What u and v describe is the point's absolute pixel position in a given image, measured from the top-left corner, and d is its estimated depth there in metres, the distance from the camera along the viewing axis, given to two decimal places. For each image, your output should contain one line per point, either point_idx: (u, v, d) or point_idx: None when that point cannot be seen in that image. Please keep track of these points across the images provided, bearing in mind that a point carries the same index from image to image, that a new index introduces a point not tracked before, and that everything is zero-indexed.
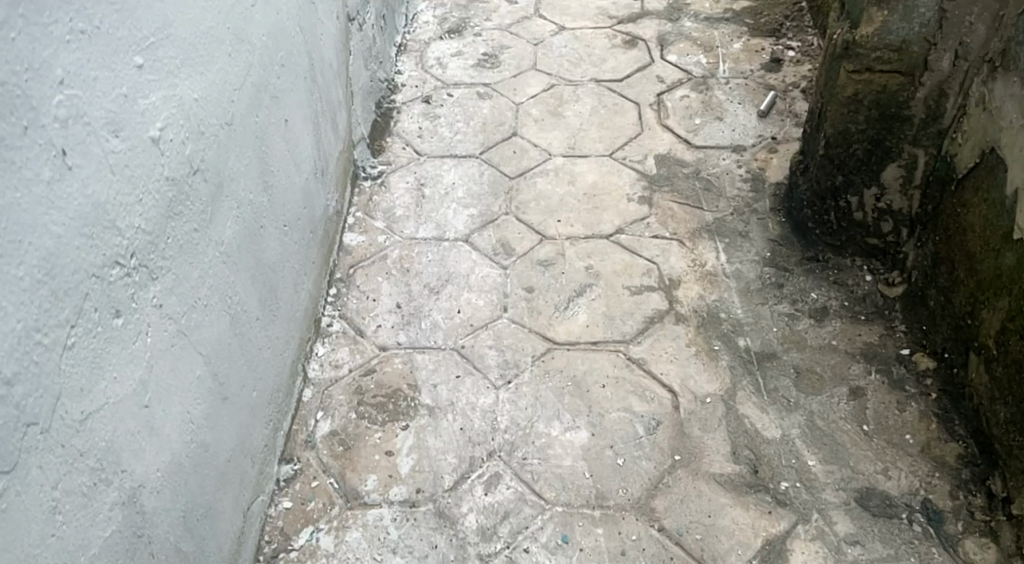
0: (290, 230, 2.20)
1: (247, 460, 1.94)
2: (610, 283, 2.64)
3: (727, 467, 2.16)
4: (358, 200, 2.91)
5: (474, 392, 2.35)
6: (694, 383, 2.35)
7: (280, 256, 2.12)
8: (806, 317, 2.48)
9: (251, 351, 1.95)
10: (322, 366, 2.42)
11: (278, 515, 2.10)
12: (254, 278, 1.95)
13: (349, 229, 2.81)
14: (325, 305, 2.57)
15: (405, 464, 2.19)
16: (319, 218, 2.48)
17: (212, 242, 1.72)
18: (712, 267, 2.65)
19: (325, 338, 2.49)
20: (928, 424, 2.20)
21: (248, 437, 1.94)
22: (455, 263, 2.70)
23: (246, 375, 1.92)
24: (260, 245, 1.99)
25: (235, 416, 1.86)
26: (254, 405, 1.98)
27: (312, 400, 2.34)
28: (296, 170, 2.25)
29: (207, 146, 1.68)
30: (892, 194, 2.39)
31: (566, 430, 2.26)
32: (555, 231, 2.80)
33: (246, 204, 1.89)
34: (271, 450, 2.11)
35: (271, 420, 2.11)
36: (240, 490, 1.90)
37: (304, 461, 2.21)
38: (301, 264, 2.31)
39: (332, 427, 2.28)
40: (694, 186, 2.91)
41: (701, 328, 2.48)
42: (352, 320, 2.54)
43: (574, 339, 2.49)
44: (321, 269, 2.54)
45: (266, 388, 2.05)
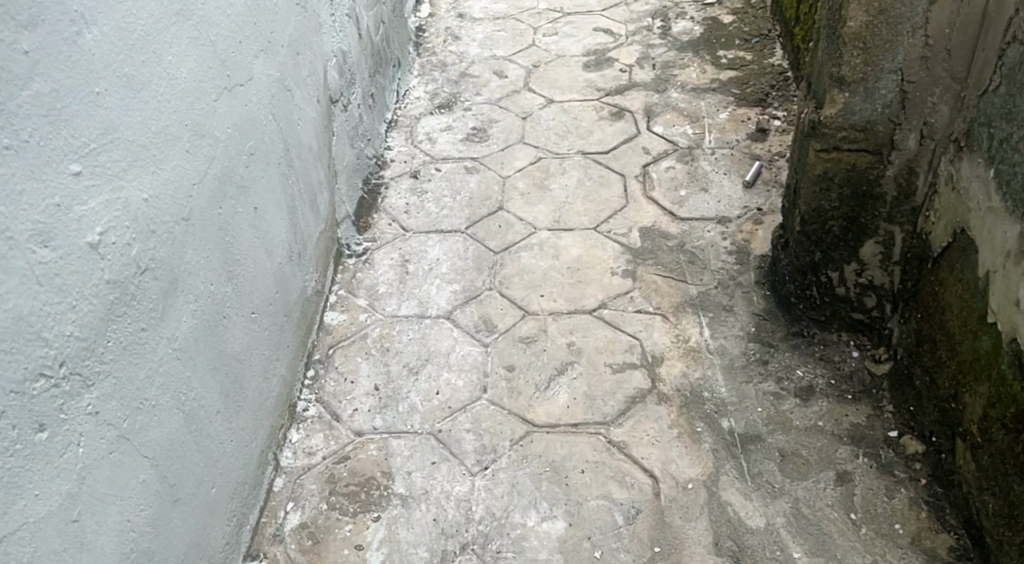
0: (259, 318, 2.16)
1: (203, 562, 1.86)
2: (592, 360, 2.58)
3: (709, 560, 2.07)
4: (342, 278, 2.88)
5: (449, 479, 2.29)
6: (676, 468, 2.27)
7: (247, 346, 2.07)
8: (791, 396, 2.41)
9: (212, 447, 1.89)
10: (295, 454, 2.36)
11: None
12: (215, 372, 1.89)
13: (330, 308, 2.77)
14: (302, 389, 2.51)
15: (375, 559, 2.13)
16: (295, 301, 2.44)
17: (165, 340, 1.67)
18: (695, 342, 2.59)
19: (300, 424, 2.43)
20: (919, 512, 2.12)
21: (204, 539, 1.87)
22: (435, 341, 2.65)
23: (205, 474, 1.85)
24: (223, 337, 1.94)
25: (190, 517, 1.79)
26: (214, 503, 1.91)
27: (283, 490, 2.28)
28: (268, 256, 2.21)
29: (159, 243, 1.65)
30: (872, 269, 2.31)
31: (542, 520, 2.18)
32: (538, 306, 2.75)
33: (207, 299, 1.84)
34: (234, 547, 2.04)
35: (235, 516, 2.04)
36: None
37: (270, 556, 2.14)
38: (273, 350, 2.27)
39: (301, 519, 2.21)
40: (679, 259, 2.86)
41: (684, 409, 2.41)
42: (328, 403, 2.48)
43: (554, 421, 2.42)
44: (297, 351, 2.49)
45: (229, 482, 1.99)
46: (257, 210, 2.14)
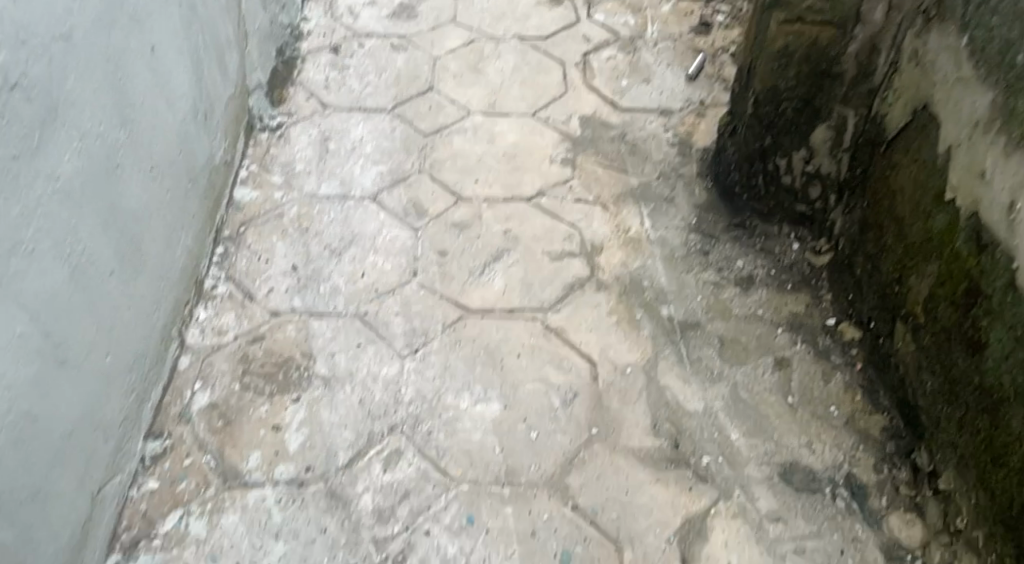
0: (158, 176, 2.02)
1: (98, 435, 1.78)
2: (529, 248, 2.48)
3: (647, 441, 2.03)
4: (253, 152, 2.72)
5: (377, 361, 2.18)
6: (614, 352, 2.21)
7: (145, 203, 1.95)
8: (732, 286, 2.37)
9: (106, 311, 1.79)
10: (204, 332, 2.22)
11: (140, 498, 1.92)
12: (108, 228, 1.79)
13: (241, 183, 2.61)
14: (210, 266, 2.36)
15: (293, 440, 2.01)
16: (201, 167, 2.30)
17: (43, 176, 1.57)
18: (636, 232, 2.52)
19: (207, 301, 2.29)
20: (853, 395, 2.12)
21: (97, 408, 1.77)
22: (360, 223, 2.52)
23: (98, 336, 1.76)
24: (117, 191, 1.82)
25: (82, 383, 1.70)
26: (111, 372, 1.82)
27: (189, 369, 2.14)
28: (169, 108, 2.07)
29: (31, 62, 1.52)
30: (821, 157, 2.29)
31: (476, 403, 2.09)
32: (471, 192, 2.64)
33: (93, 140, 1.72)
34: (135, 424, 1.94)
35: (135, 390, 1.93)
36: (87, 470, 1.74)
37: (176, 436, 2.02)
38: (178, 217, 2.14)
39: (210, 400, 2.08)
40: (620, 148, 2.78)
41: (623, 297, 2.35)
42: (240, 282, 2.34)
43: (489, 306, 2.32)
44: (206, 224, 2.35)
45: (127, 352, 1.88)
46: (154, 57, 1.98)
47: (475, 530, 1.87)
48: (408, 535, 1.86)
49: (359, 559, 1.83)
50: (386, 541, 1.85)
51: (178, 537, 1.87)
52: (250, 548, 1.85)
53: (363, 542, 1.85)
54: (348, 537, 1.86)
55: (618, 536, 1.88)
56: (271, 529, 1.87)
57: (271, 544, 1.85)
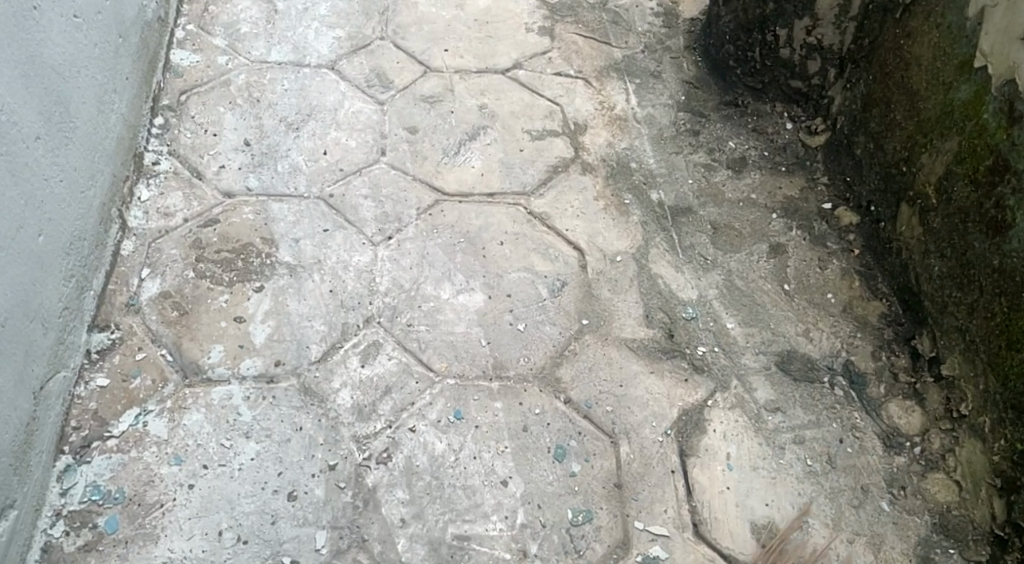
0: (83, 25, 1.76)
1: (37, 326, 1.55)
2: (508, 125, 2.30)
3: (640, 331, 1.90)
4: (191, 10, 2.43)
5: (347, 248, 1.99)
6: (603, 240, 2.07)
7: (70, 58, 1.70)
8: (723, 168, 2.23)
9: (34, 182, 1.55)
10: (148, 214, 1.98)
11: (87, 397, 1.69)
12: (29, 86, 1.54)
13: (178, 45, 2.33)
14: (149, 140, 2.11)
15: (259, 332, 1.83)
16: (131, 20, 2.03)
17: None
18: (621, 110, 2.36)
19: (151, 179, 2.05)
20: (851, 282, 1.98)
21: (35, 296, 1.55)
22: (318, 94, 2.28)
23: (28, 212, 1.53)
24: (36, 41, 1.57)
25: (12, 267, 1.47)
26: (45, 254, 1.59)
27: (134, 256, 1.91)
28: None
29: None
30: (825, 26, 2.12)
31: (458, 292, 1.95)
32: (441, 62, 2.41)
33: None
34: (77, 313, 1.71)
35: (75, 275, 1.71)
36: (26, 364, 1.51)
37: (125, 328, 1.80)
38: (109, 77, 1.88)
39: (161, 288, 1.87)
40: (602, 17, 2.60)
41: (610, 181, 2.20)
42: (185, 157, 2.10)
43: (467, 190, 2.15)
44: (140, 90, 2.08)
45: (62, 232, 1.65)
46: None
47: (464, 426, 1.72)
48: (392, 433, 1.70)
49: (340, 458, 1.66)
50: (368, 439, 1.69)
51: (136, 437, 1.65)
52: (219, 448, 1.65)
53: (344, 441, 1.69)
54: (327, 435, 1.69)
55: (614, 431, 1.74)
56: (239, 429, 1.68)
57: (240, 445, 1.66)
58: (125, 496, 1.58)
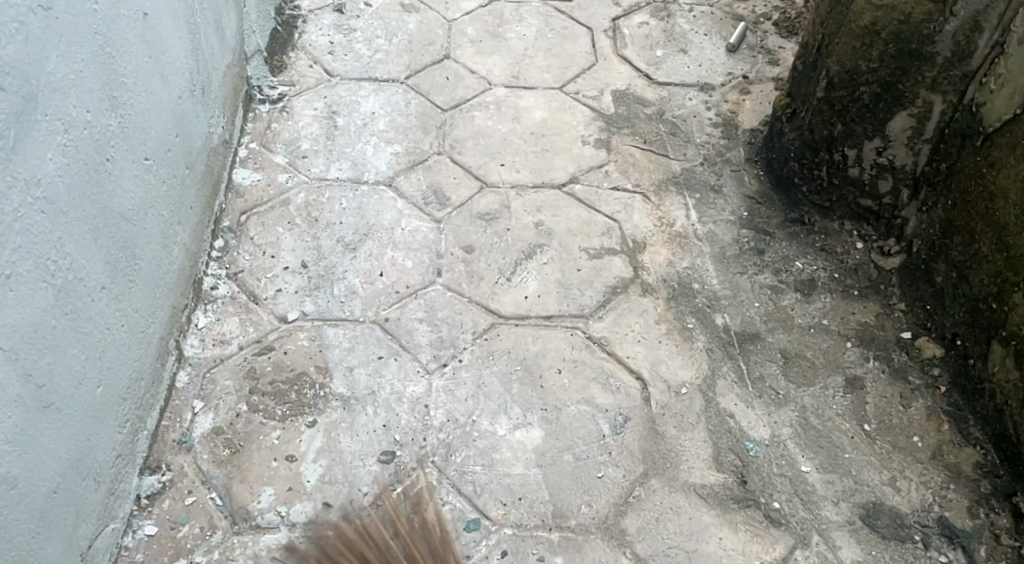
0: (153, 165, 1.79)
1: (88, 482, 1.55)
2: (565, 244, 2.21)
3: (710, 476, 1.80)
4: (254, 127, 2.45)
5: (401, 377, 1.95)
6: (666, 369, 1.97)
7: (138, 201, 1.72)
8: (792, 291, 2.12)
9: (94, 334, 1.55)
10: (204, 342, 1.98)
11: (136, 547, 1.69)
12: (97, 238, 1.55)
13: (240, 164, 2.35)
14: (208, 263, 2.11)
15: (310, 473, 1.80)
16: (198, 149, 2.06)
17: (20, 182, 1.33)
18: (682, 227, 2.27)
19: (208, 304, 2.05)
20: (939, 425, 1.87)
21: (88, 453, 1.55)
22: (375, 213, 2.26)
23: (88, 368, 1.53)
24: (107, 191, 1.59)
25: (68, 429, 1.47)
26: (102, 405, 1.58)
27: (189, 388, 1.91)
28: (163, 88, 1.85)
29: (4, 36, 1.29)
30: (897, 147, 2.04)
31: (514, 429, 1.87)
32: (497, 176, 2.37)
33: (79, 132, 1.49)
34: (129, 460, 1.72)
35: (130, 422, 1.71)
36: (75, 523, 1.52)
37: (175, 469, 1.80)
38: (174, 211, 1.90)
39: (214, 423, 1.86)
40: (658, 129, 2.56)
41: (671, 303, 2.10)
42: (243, 280, 2.10)
43: (523, 312, 2.07)
44: (204, 213, 2.10)
45: (121, 379, 1.66)
46: (146, 21, 1.77)
47: None
48: None
49: None
50: None
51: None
52: None
53: None
54: None
55: None
56: None
57: None
58: None
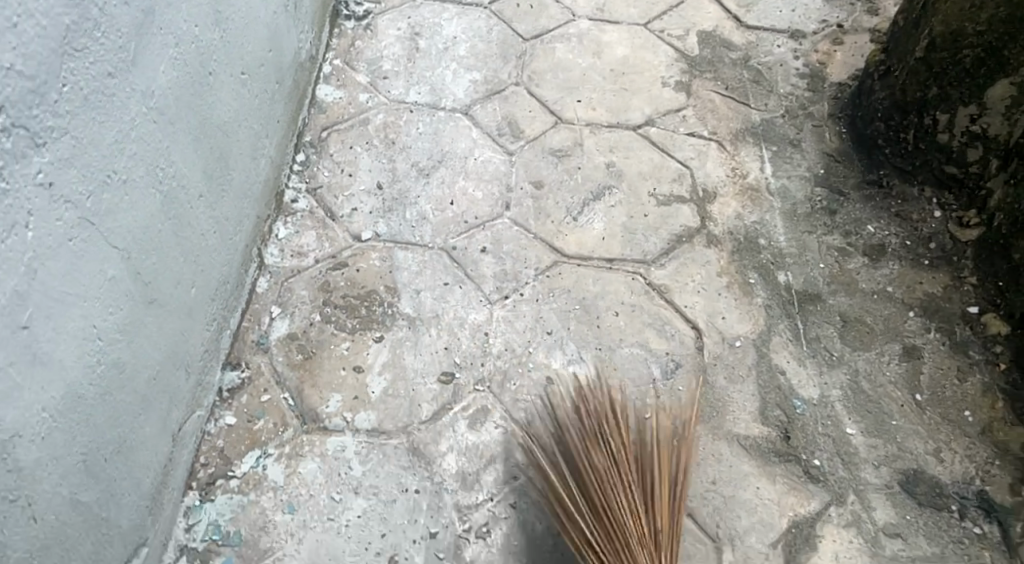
0: (248, 80, 1.89)
1: (180, 373, 1.67)
2: (634, 187, 2.24)
3: (754, 428, 1.84)
4: (339, 44, 2.50)
5: (465, 304, 2.03)
6: (722, 322, 2.00)
7: (234, 113, 1.82)
8: (859, 254, 2.12)
9: (190, 238, 1.66)
10: (283, 253, 2.09)
11: (217, 433, 1.83)
12: (197, 147, 1.66)
13: (324, 81, 2.42)
14: (291, 176, 2.22)
15: (376, 385, 1.90)
16: (288, 64, 2.14)
17: (137, 93, 1.42)
18: (755, 180, 2.27)
19: (289, 217, 2.15)
20: (993, 402, 1.87)
21: (182, 346, 1.67)
22: (449, 140, 2.31)
23: (184, 269, 1.65)
24: (208, 103, 1.69)
25: (166, 323, 1.59)
26: (194, 304, 1.71)
27: (268, 293, 2.03)
28: (260, 4, 1.92)
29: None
30: (992, 115, 1.99)
31: (568, 364, 1.94)
32: (573, 113, 2.38)
33: (188, 47, 1.58)
34: (213, 353, 1.83)
35: (216, 319, 1.84)
36: (169, 409, 1.64)
37: (253, 367, 1.91)
38: (264, 124, 2.00)
39: (290, 329, 1.97)
40: (741, 75, 2.50)
41: (735, 256, 2.12)
42: (321, 197, 2.19)
43: (586, 253, 2.12)
44: (287, 126, 2.19)
45: (210, 281, 1.77)
46: None
47: None
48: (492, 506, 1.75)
49: (441, 526, 1.73)
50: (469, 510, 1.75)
51: (255, 480, 1.77)
52: (331, 502, 1.75)
53: (447, 508, 1.75)
54: (430, 501, 1.76)
55: (717, 534, 1.71)
56: (349, 483, 1.77)
57: (349, 500, 1.75)
58: (241, 540, 1.70)
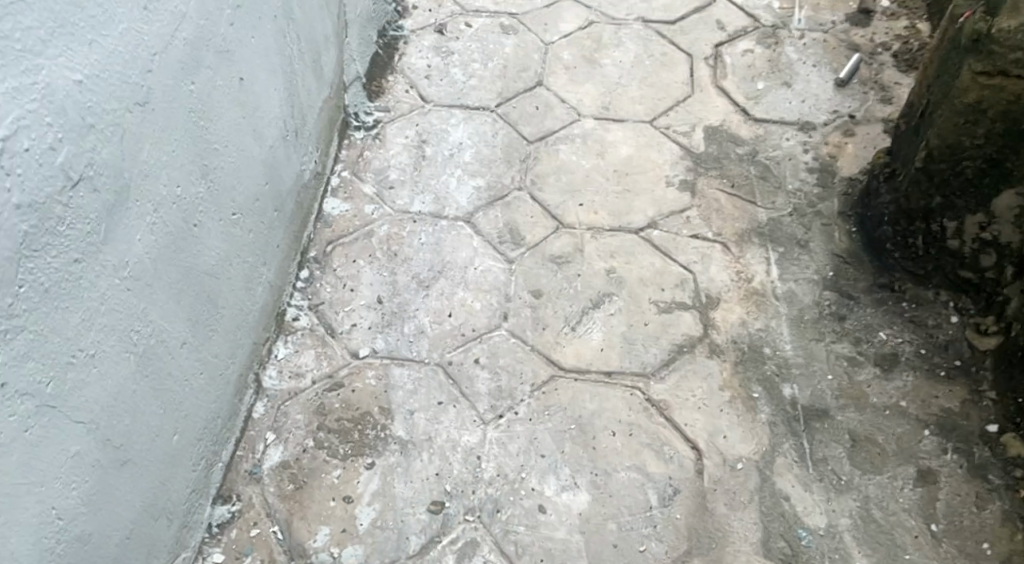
0: (242, 219, 1.94)
1: (160, 522, 1.71)
2: (635, 294, 2.18)
3: (755, 562, 1.76)
4: (347, 154, 2.50)
5: (458, 426, 1.98)
6: (725, 442, 1.92)
7: (224, 256, 1.87)
8: (871, 364, 2.02)
9: (172, 387, 1.72)
10: (282, 374, 2.08)
11: None
12: (179, 299, 1.72)
13: (331, 193, 2.41)
14: (295, 293, 2.21)
15: (365, 515, 1.87)
16: (291, 189, 2.18)
17: (109, 268, 1.49)
18: (760, 283, 2.19)
19: (289, 336, 2.14)
20: (1013, 533, 1.77)
21: (163, 494, 1.72)
22: (451, 250, 2.28)
23: (163, 420, 1.70)
24: (192, 253, 1.75)
25: (142, 478, 1.64)
26: (178, 450, 1.76)
27: (264, 419, 2.02)
28: (256, 142, 1.98)
29: (102, 141, 1.44)
30: (1002, 224, 1.92)
31: (562, 490, 1.88)
32: (575, 218, 2.34)
33: (169, 207, 1.65)
34: (202, 491, 1.85)
35: (206, 456, 1.86)
36: (145, 562, 1.68)
37: (245, 500, 1.91)
38: (262, 255, 2.04)
39: (281, 458, 1.96)
40: (749, 171, 2.45)
41: (739, 368, 2.03)
42: (323, 313, 2.18)
43: (585, 366, 2.06)
44: (292, 248, 2.21)
45: (197, 422, 1.82)
46: (244, 82, 1.90)
47: None
48: None
49: None
50: None
51: None
52: None
53: None
54: None
55: None
56: None
57: None
58: None
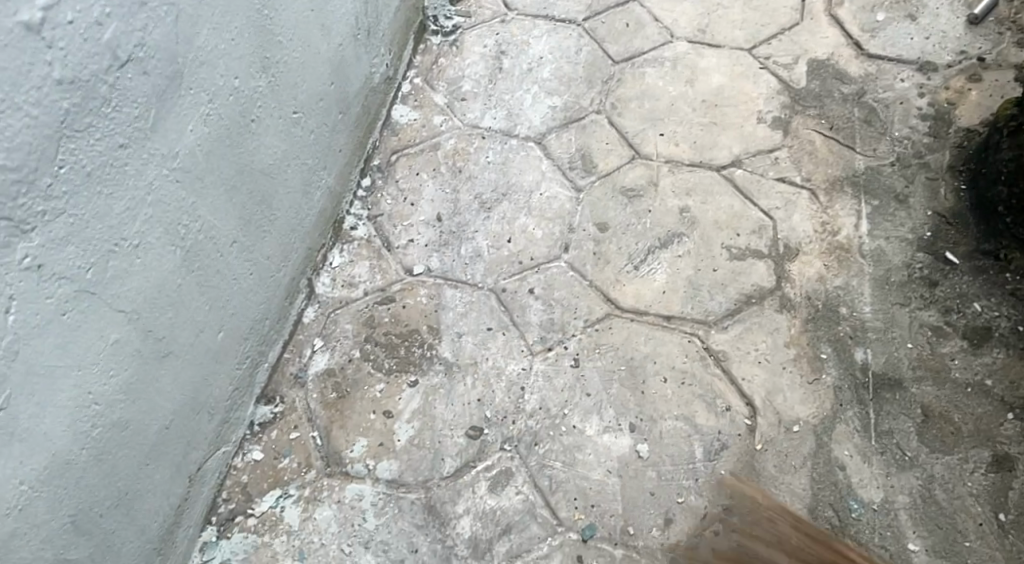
0: (301, 117, 1.85)
1: (202, 416, 1.68)
2: (707, 236, 2.05)
3: (799, 529, 1.67)
4: (421, 60, 2.41)
5: (505, 353, 1.92)
6: (783, 402, 1.81)
7: (281, 155, 1.79)
8: (956, 337, 1.86)
9: (221, 283, 1.65)
10: (334, 282, 2.04)
11: (243, 468, 1.81)
12: (232, 196, 1.64)
13: (401, 100, 2.33)
14: (354, 201, 2.16)
15: (403, 431, 1.83)
16: (355, 92, 2.09)
17: (157, 156, 1.40)
18: (846, 238, 2.01)
19: (345, 244, 2.10)
20: None
21: (205, 391, 1.67)
22: (518, 172, 2.19)
23: (210, 316, 1.64)
24: (248, 149, 1.67)
25: (184, 372, 1.58)
26: (221, 348, 1.70)
27: (313, 324, 1.98)
28: (323, 37, 1.87)
29: (153, 20, 1.34)
30: None
31: (605, 431, 1.81)
32: (653, 148, 2.21)
33: (225, 99, 1.56)
34: (245, 390, 1.83)
35: (251, 356, 1.83)
36: (186, 453, 1.64)
37: (287, 403, 1.88)
38: (320, 158, 1.97)
39: (327, 364, 1.93)
40: (852, 113, 2.21)
41: (809, 326, 1.90)
42: (381, 224, 2.12)
43: (642, 307, 1.96)
44: (350, 154, 2.13)
45: (243, 322, 1.77)
46: None
47: None
48: None
49: None
50: None
51: (271, 522, 1.74)
52: (339, 554, 1.70)
53: None
54: None
55: None
56: (361, 536, 1.72)
57: (358, 554, 1.70)
58: None
